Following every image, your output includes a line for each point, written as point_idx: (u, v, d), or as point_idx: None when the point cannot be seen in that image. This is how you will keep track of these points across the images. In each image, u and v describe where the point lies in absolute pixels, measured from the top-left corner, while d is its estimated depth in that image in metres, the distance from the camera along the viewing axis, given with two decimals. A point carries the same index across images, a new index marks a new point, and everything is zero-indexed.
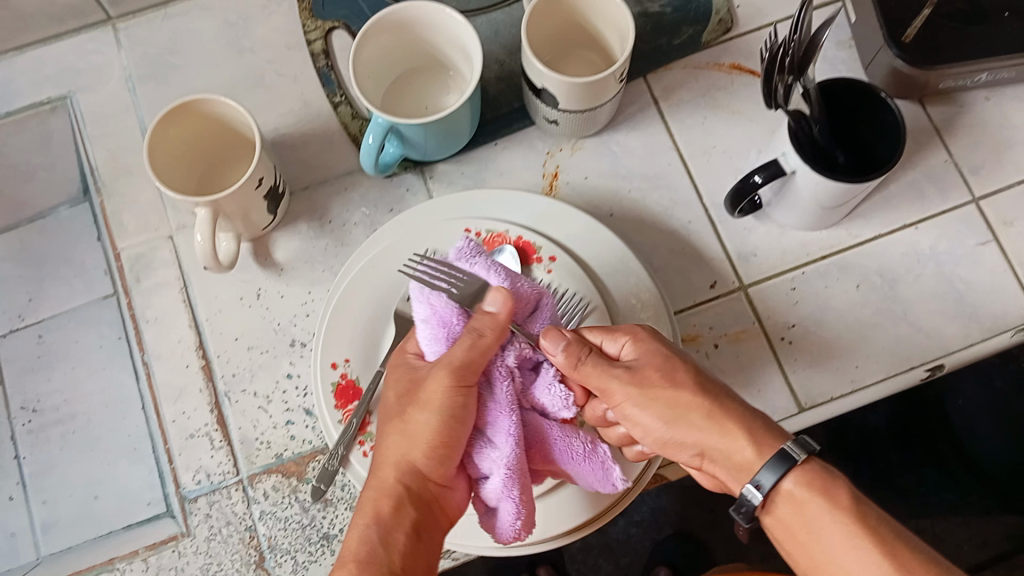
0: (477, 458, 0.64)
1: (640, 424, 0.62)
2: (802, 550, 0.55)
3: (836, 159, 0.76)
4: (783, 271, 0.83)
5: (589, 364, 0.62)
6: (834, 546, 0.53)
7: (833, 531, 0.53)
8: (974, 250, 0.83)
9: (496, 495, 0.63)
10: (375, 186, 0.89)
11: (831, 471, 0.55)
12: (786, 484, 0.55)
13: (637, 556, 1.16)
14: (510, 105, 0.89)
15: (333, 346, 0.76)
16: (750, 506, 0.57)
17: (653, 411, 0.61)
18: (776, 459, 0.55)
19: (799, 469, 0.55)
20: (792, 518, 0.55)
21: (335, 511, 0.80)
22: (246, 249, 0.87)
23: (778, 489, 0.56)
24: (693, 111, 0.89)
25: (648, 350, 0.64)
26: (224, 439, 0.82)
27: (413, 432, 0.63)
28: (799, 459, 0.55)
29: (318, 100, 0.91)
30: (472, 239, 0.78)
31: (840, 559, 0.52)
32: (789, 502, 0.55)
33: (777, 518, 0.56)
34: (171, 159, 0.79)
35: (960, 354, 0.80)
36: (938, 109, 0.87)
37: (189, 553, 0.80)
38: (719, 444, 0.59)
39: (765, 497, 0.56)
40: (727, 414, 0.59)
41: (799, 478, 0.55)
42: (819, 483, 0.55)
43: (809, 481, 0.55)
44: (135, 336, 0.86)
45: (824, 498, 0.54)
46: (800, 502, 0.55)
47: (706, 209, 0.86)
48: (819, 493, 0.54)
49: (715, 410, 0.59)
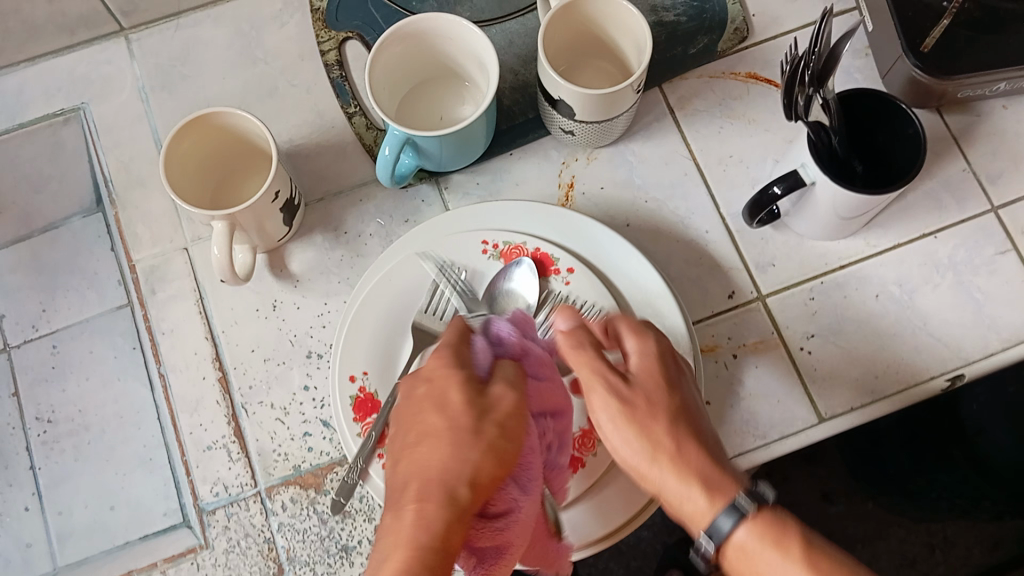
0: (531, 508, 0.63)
1: (609, 442, 0.60)
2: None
3: (852, 170, 0.76)
4: (800, 281, 0.83)
5: (583, 351, 0.61)
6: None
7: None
8: (992, 260, 0.82)
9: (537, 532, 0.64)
10: (390, 196, 0.88)
11: (784, 516, 0.54)
12: (739, 534, 0.54)
13: (648, 559, 1.15)
14: (525, 114, 0.88)
15: (351, 359, 0.76)
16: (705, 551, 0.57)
17: (623, 434, 0.58)
18: (732, 511, 0.54)
19: (750, 520, 0.54)
20: (743, 563, 0.55)
21: (354, 523, 0.80)
22: (262, 260, 0.87)
23: (731, 539, 0.55)
24: (708, 121, 0.88)
25: (648, 366, 0.61)
26: (241, 451, 0.82)
27: (428, 441, 0.55)
28: (752, 510, 0.54)
29: (332, 110, 0.91)
30: (490, 251, 0.78)
31: None
32: (741, 553, 0.55)
33: (732, 563, 0.56)
34: (186, 172, 0.78)
35: (979, 364, 0.80)
36: (955, 118, 0.87)
37: (209, 564, 0.81)
38: (673, 491, 0.57)
39: (718, 547, 0.56)
40: (687, 461, 0.57)
41: (751, 529, 0.54)
42: (771, 531, 0.54)
43: (760, 530, 0.54)
44: (152, 348, 0.86)
45: (774, 548, 0.53)
46: (751, 553, 0.54)
47: (722, 219, 0.85)
48: (770, 542, 0.54)
49: (678, 456, 0.57)
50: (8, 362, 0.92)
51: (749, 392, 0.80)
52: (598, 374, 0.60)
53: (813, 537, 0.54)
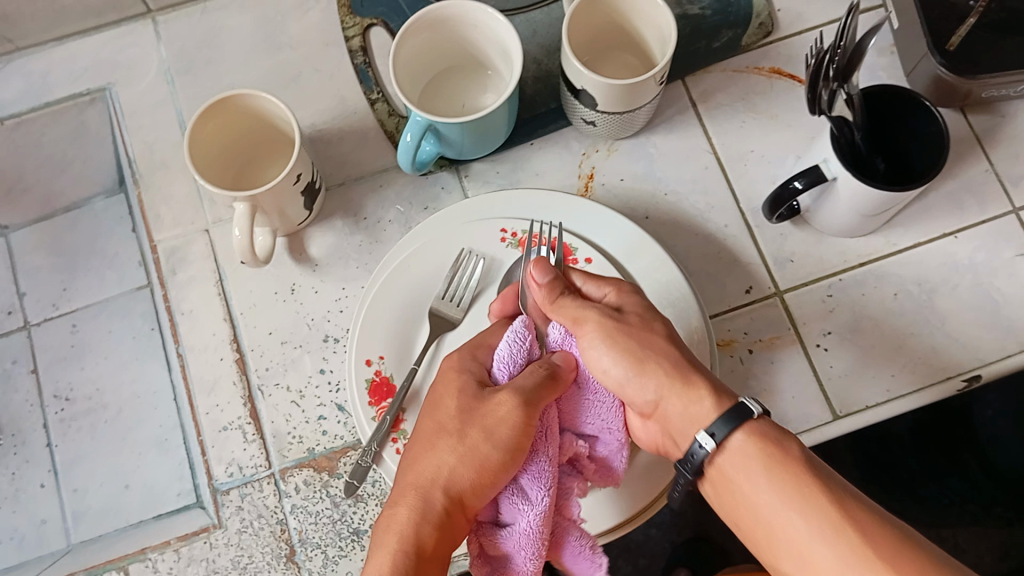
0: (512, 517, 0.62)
1: (602, 366, 0.65)
2: (745, 511, 0.55)
3: (876, 166, 0.75)
4: (819, 278, 0.82)
5: (568, 299, 0.68)
6: (771, 502, 0.52)
7: (775, 489, 0.52)
8: (1012, 262, 0.82)
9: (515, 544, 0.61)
10: (410, 184, 0.89)
11: (785, 433, 0.55)
12: (735, 442, 0.56)
13: (656, 558, 1.10)
14: (547, 105, 0.89)
15: (367, 343, 0.76)
16: (698, 458, 0.57)
17: (618, 353, 0.64)
18: (728, 414, 0.56)
19: (749, 427, 0.56)
20: (728, 476, 0.56)
21: (366, 507, 0.80)
22: (281, 244, 0.87)
23: (727, 444, 0.56)
24: (730, 115, 0.88)
25: (630, 300, 0.68)
26: (256, 432, 0.82)
27: (429, 453, 0.63)
28: (749, 415, 0.56)
29: (354, 96, 0.91)
30: (508, 239, 0.79)
31: (782, 513, 0.52)
32: (737, 456, 0.55)
33: (714, 484, 0.58)
34: (208, 154, 0.79)
35: (997, 365, 0.79)
36: (979, 118, 0.86)
37: (220, 544, 0.81)
38: (674, 401, 0.60)
39: (714, 448, 0.56)
40: (692, 381, 0.61)
41: (747, 437, 0.55)
42: (767, 439, 0.55)
43: (759, 438, 0.55)
44: (170, 328, 0.87)
45: (767, 456, 0.54)
46: (747, 457, 0.55)
47: (742, 214, 0.85)
48: (764, 450, 0.54)
49: (678, 365, 0.62)
50: (28, 340, 0.92)
51: (763, 387, 0.80)
52: (592, 313, 0.66)
53: (815, 457, 0.54)
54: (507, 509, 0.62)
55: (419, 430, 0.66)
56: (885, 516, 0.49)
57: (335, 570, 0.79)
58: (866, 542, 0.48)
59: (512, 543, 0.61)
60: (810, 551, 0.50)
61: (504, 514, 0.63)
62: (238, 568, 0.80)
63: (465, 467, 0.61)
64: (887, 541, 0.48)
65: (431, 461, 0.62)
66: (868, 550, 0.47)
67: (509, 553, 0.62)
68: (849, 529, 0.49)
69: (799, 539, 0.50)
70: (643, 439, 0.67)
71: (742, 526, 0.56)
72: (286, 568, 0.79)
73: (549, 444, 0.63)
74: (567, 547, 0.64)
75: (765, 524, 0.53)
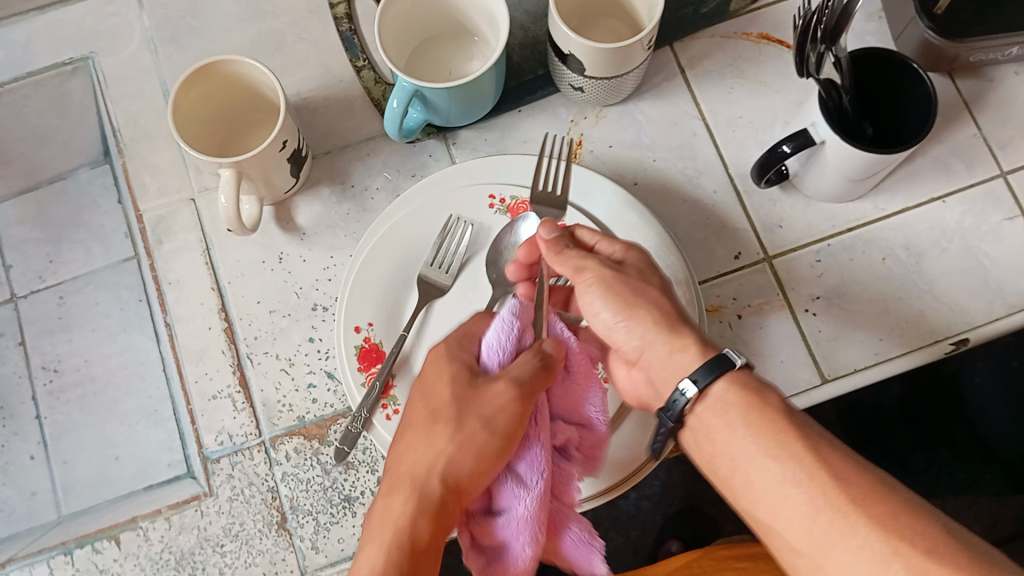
0: (506, 500, 0.60)
1: (593, 310, 0.63)
2: (722, 459, 0.53)
3: (865, 132, 0.75)
4: (807, 243, 0.83)
5: (571, 251, 0.66)
6: (750, 447, 0.51)
7: (756, 436, 0.50)
8: (999, 226, 0.82)
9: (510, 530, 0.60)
10: (397, 152, 0.88)
11: (766, 380, 0.53)
12: (715, 390, 0.54)
13: (647, 531, 1.10)
14: (534, 71, 0.88)
15: (356, 311, 0.76)
16: (677, 410, 0.55)
17: (610, 302, 0.62)
18: (710, 363, 0.54)
19: (729, 374, 0.53)
20: (705, 425, 0.54)
21: (357, 473, 0.80)
22: (268, 213, 0.87)
23: (710, 391, 0.54)
24: (718, 82, 0.88)
25: (635, 254, 0.65)
26: (246, 401, 0.82)
27: (426, 442, 0.61)
28: (732, 364, 0.53)
29: (340, 65, 0.91)
30: (496, 206, 0.79)
31: (762, 463, 0.50)
32: (718, 403, 0.53)
33: (692, 432, 0.55)
34: (193, 121, 0.78)
35: (984, 328, 0.80)
36: (966, 82, 0.86)
37: (212, 512, 0.81)
38: (658, 350, 0.59)
39: (696, 395, 0.54)
40: (683, 330, 0.59)
41: (727, 385, 0.53)
42: (747, 388, 0.53)
43: (739, 387, 0.53)
44: (157, 297, 0.87)
45: (746, 404, 0.52)
46: (727, 405, 0.53)
47: (731, 179, 0.85)
48: (745, 398, 0.52)
49: (669, 315, 0.60)
50: (15, 312, 0.92)
51: (753, 352, 0.80)
52: (590, 262, 0.64)
53: (794, 406, 0.52)
54: (503, 494, 0.61)
55: (418, 412, 0.64)
56: (863, 463, 0.48)
57: (327, 536, 0.79)
58: (844, 487, 0.47)
59: (510, 529, 0.60)
60: (786, 495, 0.48)
61: (501, 501, 0.61)
62: (230, 536, 0.80)
63: (459, 453, 0.59)
64: (875, 496, 0.46)
65: (424, 447, 0.61)
66: (846, 495, 0.46)
67: (507, 539, 0.60)
68: (828, 475, 0.48)
69: (776, 484, 0.49)
70: (628, 391, 0.67)
71: (716, 472, 0.54)
72: (278, 535, 0.80)
73: (540, 432, 0.62)
74: (569, 530, 0.64)
75: (741, 469, 0.51)
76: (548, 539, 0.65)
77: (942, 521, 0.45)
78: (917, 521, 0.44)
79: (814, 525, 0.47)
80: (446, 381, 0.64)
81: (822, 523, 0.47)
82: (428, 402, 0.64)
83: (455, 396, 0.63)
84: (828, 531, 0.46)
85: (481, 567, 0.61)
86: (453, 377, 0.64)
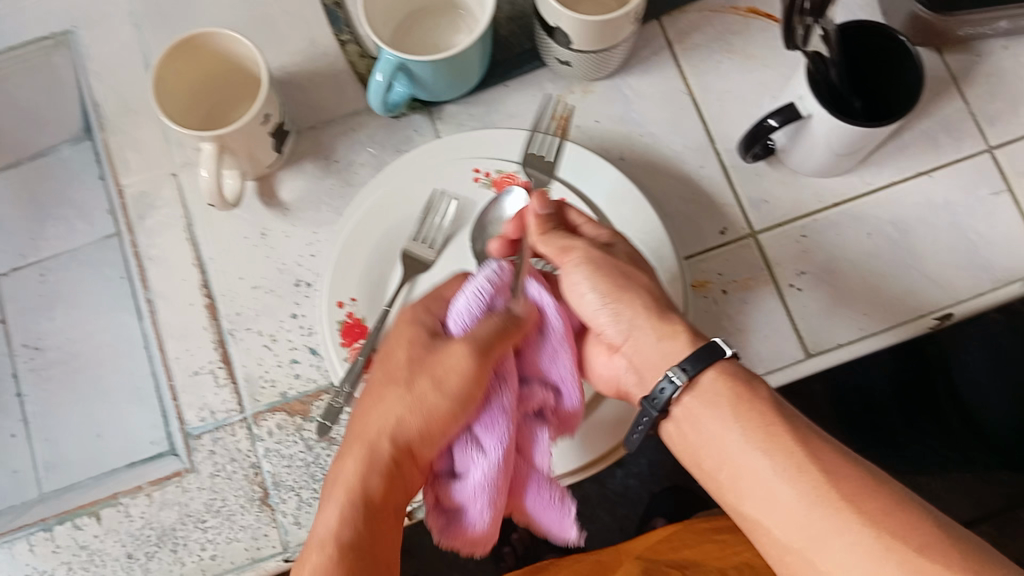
0: (465, 460, 0.63)
1: (580, 292, 0.66)
2: (710, 453, 0.56)
3: (852, 106, 0.75)
4: (793, 218, 0.82)
5: (556, 233, 0.68)
6: (741, 441, 0.54)
7: (745, 429, 0.54)
8: (986, 201, 0.82)
9: (465, 496, 0.63)
10: (382, 126, 0.87)
11: (750, 373, 0.58)
12: (705, 381, 0.57)
13: (636, 506, 1.23)
14: (521, 46, 0.87)
15: (341, 285, 0.77)
16: (661, 399, 0.59)
17: (599, 286, 0.65)
18: (701, 353, 0.58)
19: (718, 367, 0.57)
20: (692, 417, 0.58)
21: (341, 448, 0.78)
22: (251, 188, 0.85)
23: (697, 383, 0.58)
24: (706, 56, 0.87)
25: (620, 241, 0.68)
26: (228, 377, 0.81)
27: (386, 406, 0.63)
28: (721, 355, 0.57)
29: (325, 38, 0.90)
30: (481, 179, 0.79)
31: (755, 459, 0.53)
32: (705, 394, 0.57)
33: (678, 423, 0.59)
34: (175, 94, 0.77)
35: (969, 303, 0.79)
36: (954, 58, 0.86)
37: (193, 488, 0.79)
38: (645, 338, 0.63)
39: (682, 387, 0.58)
40: (669, 319, 0.62)
41: (717, 377, 0.57)
42: (737, 380, 0.57)
43: (727, 378, 0.57)
44: (138, 273, 0.85)
45: (734, 395, 0.56)
46: (715, 396, 0.57)
47: (717, 154, 0.84)
48: (734, 389, 0.56)
49: (653, 304, 0.63)
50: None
51: (737, 327, 0.80)
52: (576, 245, 0.67)
53: (780, 401, 0.56)
54: (461, 458, 0.63)
55: (376, 374, 0.66)
56: (843, 452, 0.53)
57: (310, 512, 0.77)
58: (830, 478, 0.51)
59: (467, 493, 0.62)
60: (774, 488, 0.52)
61: (458, 464, 0.64)
62: (211, 511, 0.78)
63: (410, 417, 0.62)
64: (868, 491, 0.50)
65: (378, 413, 0.63)
66: (837, 491, 0.50)
67: (463, 503, 0.63)
68: (815, 467, 0.52)
69: (763, 477, 0.53)
70: (603, 378, 0.69)
71: (704, 464, 0.58)
72: (260, 511, 0.78)
73: (504, 392, 0.63)
74: (530, 487, 0.66)
75: (730, 462, 0.55)
76: (513, 497, 0.67)
77: (932, 514, 0.49)
78: (899, 512, 0.48)
79: (801, 517, 0.51)
80: (405, 345, 0.65)
81: (805, 513, 0.51)
82: (385, 364, 0.65)
83: (411, 359, 0.64)
84: (817, 520, 0.50)
85: (439, 527, 0.64)
86: (411, 339, 0.65)
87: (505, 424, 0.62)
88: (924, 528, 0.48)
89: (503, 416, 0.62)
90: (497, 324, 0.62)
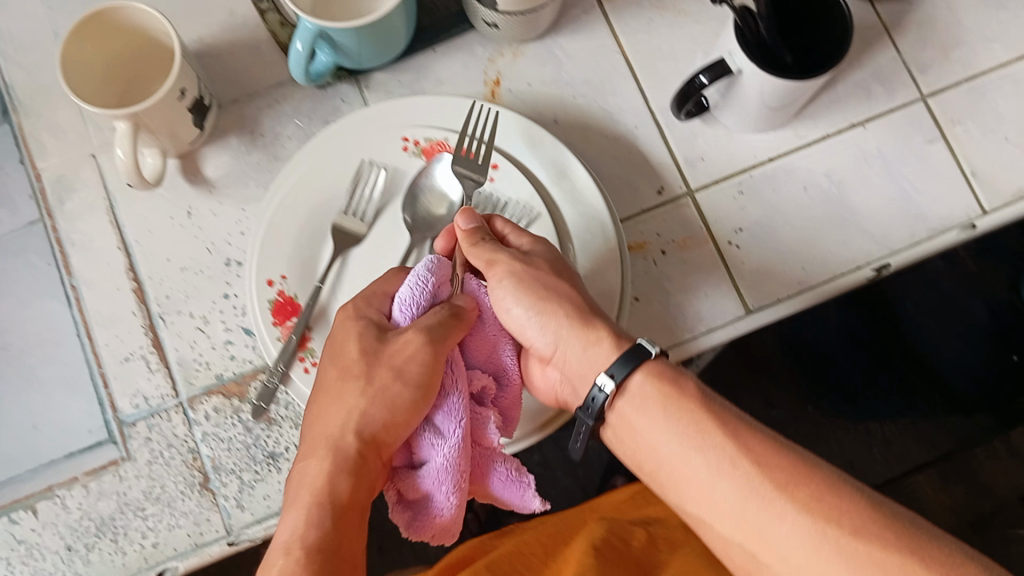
0: (425, 447, 0.63)
1: (507, 305, 0.66)
2: (644, 456, 0.59)
3: (783, 61, 0.72)
4: (729, 175, 0.82)
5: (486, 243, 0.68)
6: (670, 439, 0.56)
7: (674, 427, 0.56)
8: (920, 149, 0.82)
9: (432, 481, 0.62)
10: (309, 97, 0.85)
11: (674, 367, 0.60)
12: (631, 383, 0.59)
13: (591, 472, 1.02)
14: (449, 8, 0.84)
15: (268, 263, 0.75)
16: (598, 403, 0.60)
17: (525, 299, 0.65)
18: (625, 357, 0.60)
19: (644, 369, 0.59)
20: (624, 418, 0.60)
21: (280, 429, 0.78)
22: (174, 165, 0.83)
23: (626, 383, 0.60)
24: (638, 12, 0.86)
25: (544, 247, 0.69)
26: (160, 361, 0.80)
27: (341, 404, 0.62)
28: (647, 356, 0.59)
29: (244, 8, 0.86)
30: (410, 148, 0.78)
31: (690, 457, 0.55)
32: (635, 396, 0.59)
33: (614, 430, 0.61)
34: (82, 72, 0.74)
35: (904, 254, 0.80)
36: (887, 7, 0.85)
37: (131, 476, 0.78)
38: (574, 348, 0.64)
39: (613, 390, 0.60)
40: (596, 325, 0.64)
41: (641, 377, 0.59)
42: (664, 378, 0.59)
43: (655, 375, 0.59)
44: (60, 259, 0.83)
45: (661, 395, 0.58)
46: (645, 398, 0.58)
47: (651, 113, 0.83)
48: (659, 388, 0.58)
49: (580, 310, 0.64)
50: None
51: (677, 287, 0.79)
52: (503, 254, 0.67)
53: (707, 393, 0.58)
54: (421, 446, 0.63)
55: (323, 381, 0.65)
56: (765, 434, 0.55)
57: (252, 494, 0.77)
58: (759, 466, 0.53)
59: (431, 480, 0.62)
60: (711, 481, 0.54)
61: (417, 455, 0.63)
62: (150, 499, 0.78)
63: (371, 412, 0.60)
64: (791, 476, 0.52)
65: (341, 413, 0.61)
66: (771, 480, 0.52)
67: (429, 492, 0.63)
68: (743, 458, 0.53)
69: (695, 473, 0.55)
70: (541, 387, 0.70)
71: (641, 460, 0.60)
72: (200, 496, 0.78)
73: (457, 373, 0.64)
74: (495, 476, 0.66)
75: (663, 460, 0.57)
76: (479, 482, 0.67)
77: (863, 493, 0.51)
78: (823, 492, 0.51)
79: (738, 504, 0.53)
80: (363, 346, 0.63)
81: (743, 500, 0.53)
82: (341, 369, 0.64)
83: (370, 356, 0.63)
84: (750, 508, 0.52)
85: (406, 521, 0.64)
86: (361, 340, 0.64)
87: (462, 407, 0.62)
88: (847, 504, 0.50)
89: (461, 400, 0.63)
90: (446, 315, 0.63)
